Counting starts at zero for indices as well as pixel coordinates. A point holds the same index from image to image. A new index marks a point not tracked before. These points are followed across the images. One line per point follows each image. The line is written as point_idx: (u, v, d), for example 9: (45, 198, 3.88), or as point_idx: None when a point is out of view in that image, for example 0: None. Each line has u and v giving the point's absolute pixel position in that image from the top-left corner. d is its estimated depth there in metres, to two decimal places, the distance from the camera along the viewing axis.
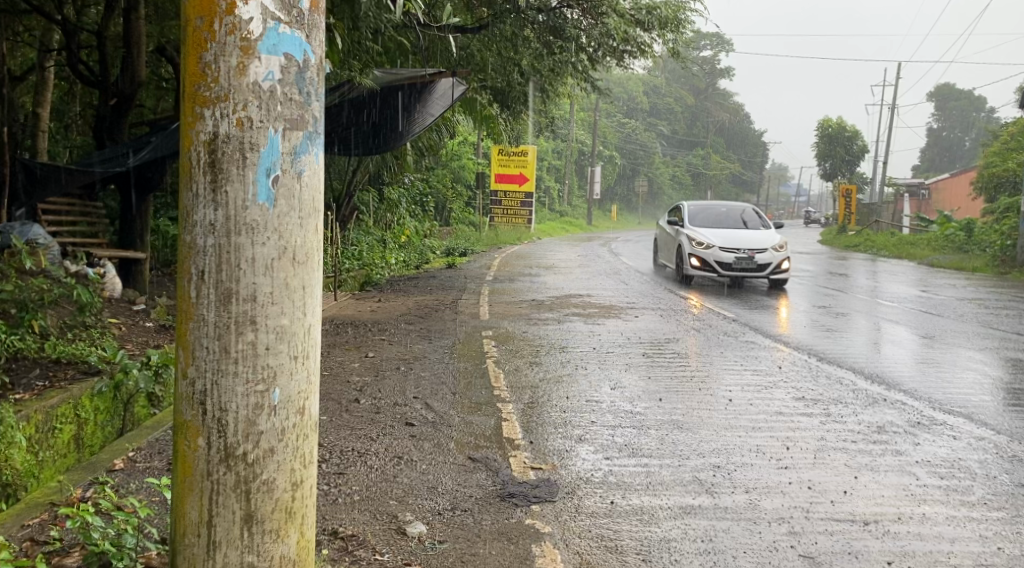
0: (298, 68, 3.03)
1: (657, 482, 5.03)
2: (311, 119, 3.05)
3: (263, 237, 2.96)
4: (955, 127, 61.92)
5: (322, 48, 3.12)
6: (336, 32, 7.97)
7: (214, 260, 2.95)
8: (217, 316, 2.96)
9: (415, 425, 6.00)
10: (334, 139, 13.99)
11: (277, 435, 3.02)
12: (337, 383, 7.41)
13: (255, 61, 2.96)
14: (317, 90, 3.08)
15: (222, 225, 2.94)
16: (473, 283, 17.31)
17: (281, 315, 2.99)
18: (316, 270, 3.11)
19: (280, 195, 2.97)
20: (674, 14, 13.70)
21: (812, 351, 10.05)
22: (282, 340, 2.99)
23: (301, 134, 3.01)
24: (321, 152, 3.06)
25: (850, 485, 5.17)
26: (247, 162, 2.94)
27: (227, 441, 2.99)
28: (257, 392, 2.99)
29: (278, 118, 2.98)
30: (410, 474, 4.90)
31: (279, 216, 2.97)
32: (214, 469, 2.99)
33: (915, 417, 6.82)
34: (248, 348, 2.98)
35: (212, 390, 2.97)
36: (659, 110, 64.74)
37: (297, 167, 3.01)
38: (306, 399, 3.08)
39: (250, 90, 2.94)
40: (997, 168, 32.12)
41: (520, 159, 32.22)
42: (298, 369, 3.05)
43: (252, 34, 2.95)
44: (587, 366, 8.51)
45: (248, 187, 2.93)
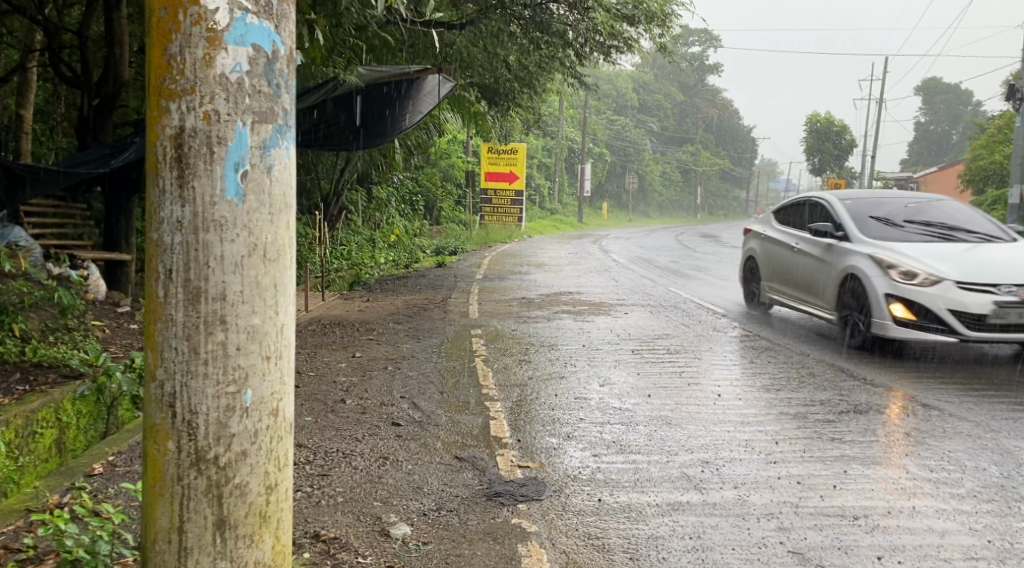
0: (267, 59, 2.99)
1: (645, 479, 4.97)
2: (281, 112, 3.01)
3: (232, 234, 2.93)
4: (943, 121, 62.14)
5: (292, 40, 3.08)
6: (317, 28, 7.91)
7: (182, 258, 2.91)
8: (186, 316, 2.92)
9: (401, 425, 5.95)
10: (318, 137, 13.92)
11: (249, 438, 2.99)
12: (323, 384, 7.33)
13: (222, 52, 2.92)
14: (287, 83, 3.04)
15: (190, 222, 2.91)
16: (462, 281, 17.24)
17: (251, 314, 2.95)
18: (287, 268, 3.07)
19: (248, 190, 2.94)
20: (661, 8, 13.52)
21: (801, 345, 10.01)
22: (253, 340, 2.96)
23: (270, 127, 2.98)
24: (291, 146, 3.02)
25: (840, 479, 5.11)
26: (214, 157, 2.90)
27: (198, 444, 2.95)
28: (228, 393, 2.95)
29: (246, 111, 2.94)
30: (395, 474, 4.85)
31: (248, 212, 2.94)
32: (185, 474, 2.95)
33: (905, 410, 6.78)
34: (219, 348, 2.94)
35: (182, 392, 2.93)
36: (649, 106, 64.74)
37: (267, 161, 2.98)
38: (280, 401, 3.05)
39: (217, 82, 2.91)
40: (984, 161, 32.21)
41: (510, 157, 32.15)
42: (270, 369, 3.01)
43: (218, 24, 2.91)
44: (576, 363, 8.45)
45: (215, 183, 2.90)
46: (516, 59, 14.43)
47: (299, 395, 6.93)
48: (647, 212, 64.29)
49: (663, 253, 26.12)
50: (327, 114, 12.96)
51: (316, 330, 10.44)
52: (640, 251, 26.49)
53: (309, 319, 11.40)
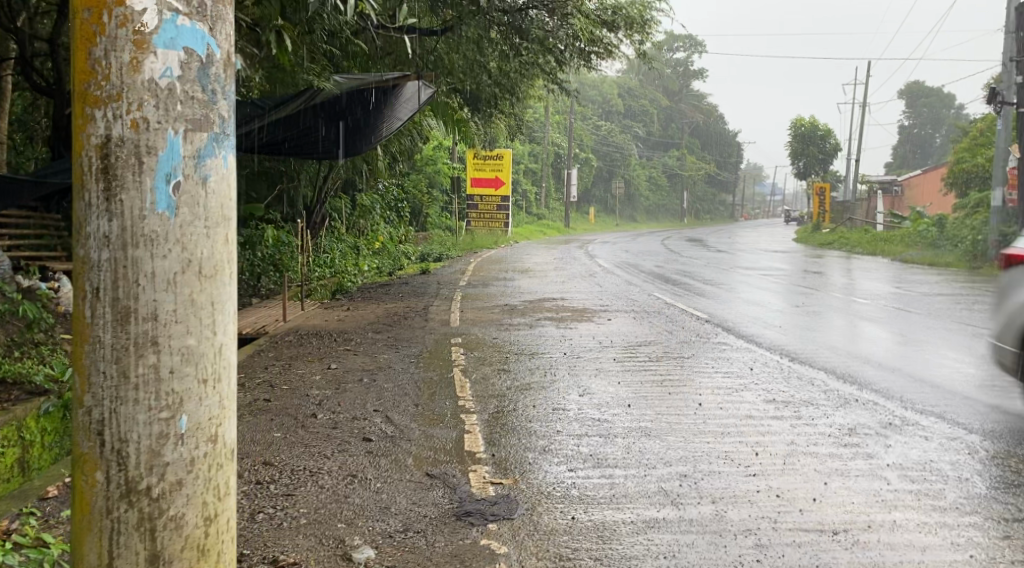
0: (201, 63, 2.91)
1: (621, 495, 4.83)
2: (217, 119, 2.93)
3: (164, 249, 2.83)
4: (925, 124, 62.39)
5: (229, 42, 3.00)
6: (287, 33, 7.77)
7: (109, 275, 2.80)
8: (115, 337, 2.81)
9: (373, 440, 5.81)
10: (298, 144, 13.80)
11: (185, 466, 2.88)
12: (296, 398, 7.18)
13: (150, 57, 2.83)
14: (224, 88, 2.97)
15: (118, 236, 2.80)
16: (445, 288, 17.09)
17: (186, 335, 2.85)
18: (225, 285, 2.97)
19: (181, 203, 2.84)
20: (640, 13, 13.49)
21: (784, 351, 9.91)
22: (188, 363, 2.86)
23: (205, 136, 2.89)
24: (229, 155, 2.94)
25: (820, 492, 4.97)
26: (144, 167, 2.80)
27: (128, 475, 2.84)
28: (161, 419, 2.84)
29: (178, 119, 2.85)
30: (363, 494, 4.71)
31: (181, 225, 2.84)
32: (115, 507, 2.83)
33: (887, 419, 6.67)
34: (150, 371, 2.83)
35: (110, 418, 2.82)
36: (634, 111, 64.79)
37: (201, 171, 2.89)
38: (219, 425, 2.95)
39: (146, 88, 2.81)
40: (966, 164, 32.28)
41: (495, 163, 32.06)
42: (207, 393, 2.91)
43: (146, 27, 2.82)
44: (556, 372, 8.31)
45: (145, 195, 2.80)
46: (496, 65, 14.33)
47: (270, 409, 6.77)
48: (634, 217, 64.34)
49: (648, 258, 26.06)
50: (305, 122, 12.79)
51: (293, 341, 10.28)
52: (625, 257, 26.41)
53: (287, 330, 11.24)
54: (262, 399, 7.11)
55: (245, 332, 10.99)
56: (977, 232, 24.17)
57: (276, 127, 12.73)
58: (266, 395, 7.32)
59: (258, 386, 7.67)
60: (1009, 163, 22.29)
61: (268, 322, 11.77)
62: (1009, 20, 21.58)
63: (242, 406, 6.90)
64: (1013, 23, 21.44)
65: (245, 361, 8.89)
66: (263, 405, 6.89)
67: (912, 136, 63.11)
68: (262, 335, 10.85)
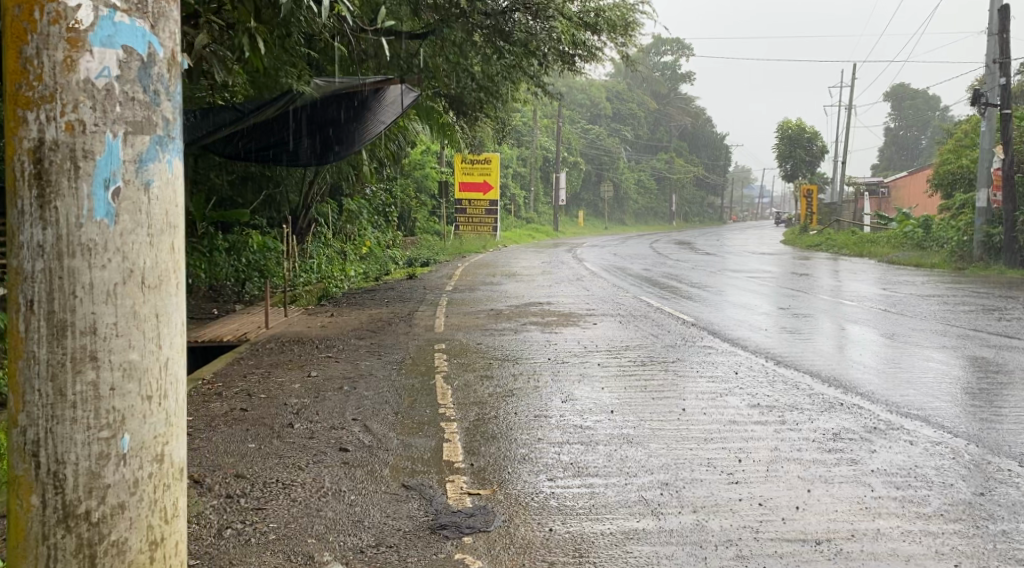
0: (142, 62, 2.91)
1: (600, 505, 4.71)
2: (160, 121, 2.94)
3: (102, 259, 2.82)
4: (911, 125, 62.53)
5: (174, 40, 3.00)
6: (259, 36, 7.65)
7: (44, 288, 2.80)
8: (52, 353, 2.81)
9: (349, 450, 5.69)
10: (281, 148, 13.72)
11: (126, 488, 2.89)
12: (274, 407, 7.04)
13: (86, 55, 2.82)
14: (166, 88, 2.96)
15: (53, 246, 2.80)
16: (431, 293, 16.96)
17: (127, 350, 2.85)
18: (170, 298, 2.98)
19: (121, 210, 2.84)
20: (621, 17, 13.48)
21: (770, 354, 9.81)
22: (130, 380, 2.86)
23: (147, 139, 2.90)
24: (172, 158, 2.94)
25: (803, 500, 4.86)
26: (80, 173, 2.80)
27: (66, 499, 2.84)
28: (101, 439, 2.85)
29: (117, 121, 2.85)
30: (335, 507, 4.60)
31: (121, 233, 2.84)
32: (51, 532, 2.84)
33: (872, 422, 6.57)
34: (88, 389, 2.83)
35: (47, 438, 2.83)
36: (623, 114, 64.80)
37: (144, 177, 2.90)
38: (164, 445, 2.97)
39: (81, 89, 2.81)
40: (952, 166, 32.31)
41: (483, 167, 31.96)
42: (151, 412, 2.93)
43: (81, 24, 2.81)
44: (541, 378, 8.18)
45: (82, 203, 2.80)
46: (480, 68, 14.23)
47: (247, 418, 6.64)
48: (623, 220, 64.31)
49: (636, 261, 25.97)
50: (286, 126, 12.69)
51: (274, 348, 10.16)
52: (613, 260, 26.31)
53: (269, 337, 11.11)
54: (238, 408, 6.98)
55: (227, 339, 10.86)
56: (962, 233, 24.15)
57: (256, 132, 12.62)
58: (243, 404, 7.18)
59: (235, 395, 7.54)
60: (994, 164, 22.29)
61: (251, 329, 11.65)
62: (992, 21, 21.61)
63: (218, 415, 6.76)
64: (997, 24, 21.46)
65: (225, 369, 8.75)
66: (239, 414, 6.75)
67: (898, 138, 63.24)
68: (244, 343, 10.72)
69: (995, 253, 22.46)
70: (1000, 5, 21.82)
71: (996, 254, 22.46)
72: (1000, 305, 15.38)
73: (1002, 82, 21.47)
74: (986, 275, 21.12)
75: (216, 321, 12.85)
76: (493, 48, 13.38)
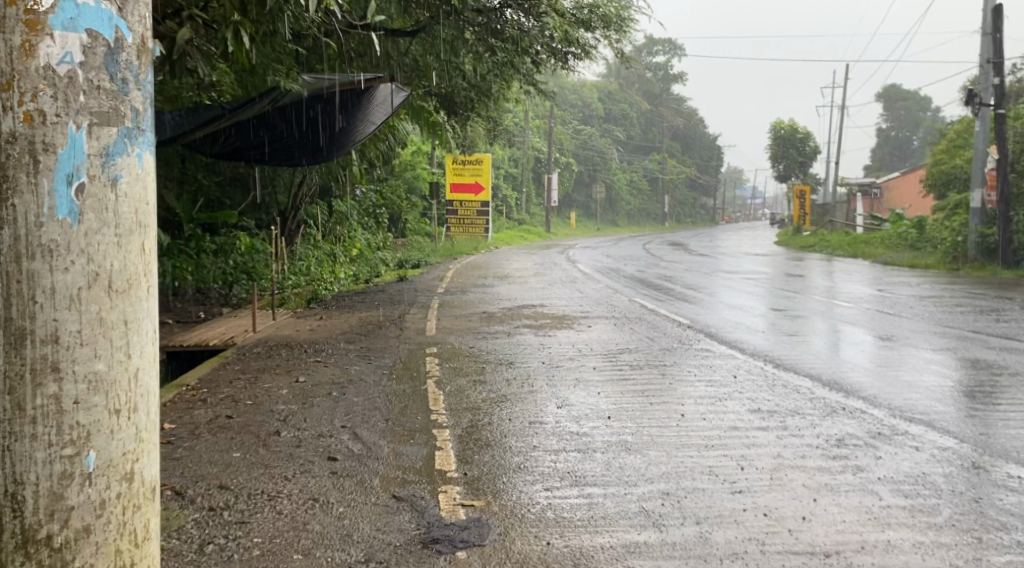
0: (109, 48, 2.85)
1: (600, 517, 4.54)
2: (127, 113, 2.88)
3: (66, 261, 2.75)
4: (901, 127, 62.57)
5: (141, 27, 2.94)
6: (245, 31, 7.47)
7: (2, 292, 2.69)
8: (7, 363, 2.69)
9: (338, 459, 5.52)
10: (269, 148, 13.55)
11: (91, 510, 2.80)
12: (261, 414, 6.86)
13: (46, 40, 2.73)
14: (132, 75, 2.91)
15: (12, 248, 2.70)
16: (422, 295, 16.76)
17: (94, 359, 2.79)
18: (137, 303, 2.93)
19: (86, 207, 2.78)
20: (616, 12, 13.25)
21: (767, 357, 9.65)
22: (97, 392, 2.79)
23: (115, 132, 2.84)
24: (140, 152, 2.89)
25: (809, 510, 4.69)
26: (41, 167, 2.72)
27: (26, 523, 2.73)
28: (65, 457, 2.75)
29: (81, 112, 2.78)
30: (323, 520, 4.43)
31: (85, 232, 2.78)
32: (10, 560, 2.72)
33: (875, 428, 6.40)
34: (50, 402, 2.73)
35: (4, 457, 2.70)
36: (614, 116, 64.69)
37: (110, 172, 2.84)
38: (134, 462, 2.91)
39: (40, 76, 2.72)
40: (944, 166, 32.26)
41: (474, 168, 31.67)
42: (118, 427, 2.86)
43: (40, 6, 2.72)
44: (535, 383, 7.99)
45: (43, 200, 2.72)
46: (471, 67, 14.03)
47: (233, 427, 6.45)
48: (614, 221, 64.17)
49: (629, 262, 25.79)
50: (275, 125, 12.51)
51: (262, 352, 9.96)
52: (606, 261, 26.15)
53: (257, 341, 10.92)
54: (224, 417, 6.79)
55: (214, 343, 10.66)
56: (955, 233, 24.03)
57: (244, 131, 12.45)
58: (229, 411, 6.99)
59: (221, 402, 7.35)
60: (988, 164, 22.18)
61: (238, 333, 11.45)
62: (984, 21, 21.51)
63: (203, 424, 6.57)
64: (989, 24, 21.34)
65: (211, 374, 8.55)
66: (224, 423, 6.56)
67: (888, 139, 63.27)
68: (232, 348, 10.51)
69: (989, 253, 22.34)
70: (992, 4, 21.72)
71: (989, 254, 22.36)
72: (996, 305, 15.25)
73: (995, 82, 21.36)
74: (980, 275, 20.99)
75: (202, 326, 12.63)
76: (485, 46, 13.19)
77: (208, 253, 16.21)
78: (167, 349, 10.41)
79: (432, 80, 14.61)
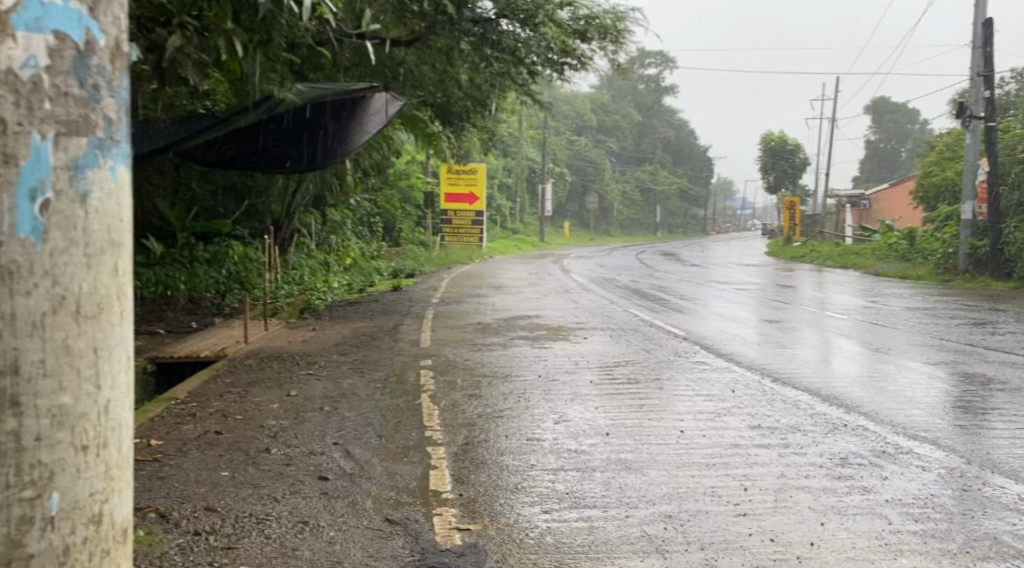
0: (77, 51, 2.82)
1: (601, 541, 4.39)
2: (98, 123, 2.86)
3: (29, 284, 2.71)
4: (892, 138, 62.65)
5: (114, 30, 2.92)
6: (235, 38, 7.35)
7: None
8: None
9: (329, 479, 5.37)
10: (263, 156, 13.35)
11: (53, 554, 2.77)
12: (251, 430, 6.69)
13: (11, 40, 2.70)
14: (103, 79, 2.88)
15: None
16: (415, 306, 16.60)
17: (57, 392, 2.74)
18: (109, 328, 2.89)
19: (50, 225, 2.74)
20: (613, 24, 13.09)
21: (766, 370, 9.49)
22: (61, 427, 2.75)
23: (83, 142, 2.82)
24: (109, 164, 2.87)
25: (817, 535, 4.54)
26: (2, 181, 2.69)
27: None
28: (25, 499, 2.71)
29: (47, 120, 2.75)
30: (314, 545, 4.29)
31: (49, 252, 2.74)
32: None
33: (880, 446, 6.23)
34: (11, 440, 2.69)
35: None
36: (608, 126, 64.68)
37: (78, 188, 2.81)
38: (102, 503, 2.87)
39: (4, 78, 2.69)
40: (937, 178, 32.25)
41: (470, 177, 31.68)
42: (83, 464, 2.81)
43: (3, 4, 2.69)
44: (531, 397, 7.82)
45: (4, 217, 2.68)
46: (467, 76, 13.90)
47: (222, 443, 6.29)
48: (608, 231, 64.05)
49: (623, 272, 25.66)
50: (268, 132, 12.36)
51: (253, 364, 9.79)
52: (600, 271, 26.01)
53: (248, 353, 10.75)
54: (213, 432, 6.62)
55: (205, 355, 10.49)
56: (948, 244, 23.96)
57: (237, 139, 12.29)
58: (218, 426, 6.82)
59: (210, 417, 7.18)
60: (979, 177, 22.15)
61: (229, 344, 11.27)
62: (976, 34, 21.49)
63: (190, 439, 6.41)
64: (981, 37, 21.32)
65: (201, 387, 8.38)
66: (213, 439, 6.39)
67: (880, 150, 63.34)
68: (222, 360, 10.34)
69: (981, 266, 22.28)
70: (984, 17, 21.71)
71: (982, 267, 22.29)
72: (992, 318, 15.14)
73: (987, 95, 21.33)
74: (973, 287, 20.91)
75: (192, 336, 12.42)
76: (481, 56, 13.05)
77: (200, 263, 16.04)
78: (157, 360, 10.24)
79: (426, 89, 14.48)
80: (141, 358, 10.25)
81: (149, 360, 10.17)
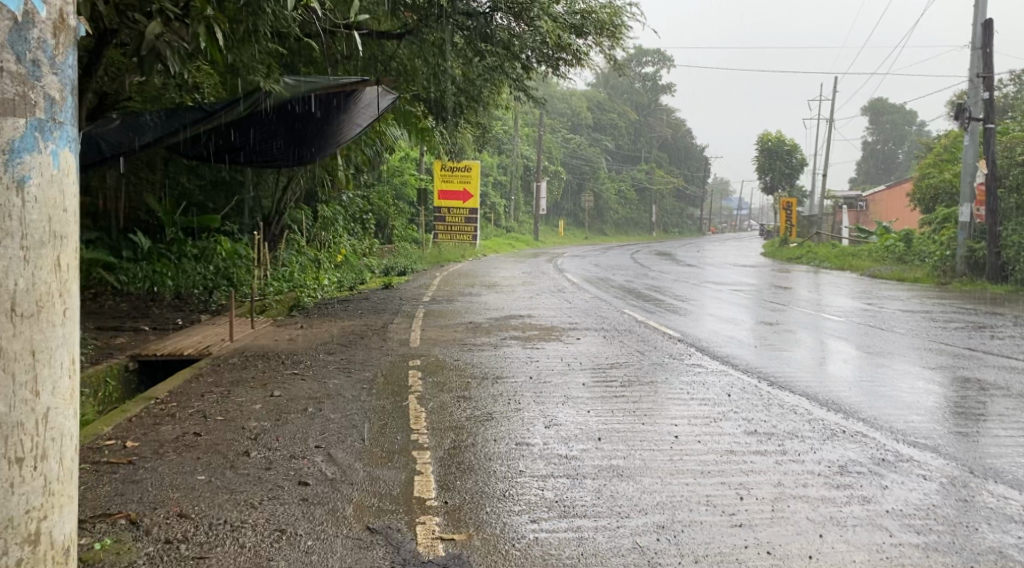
0: (24, 44, 3.68)
1: (591, 554, 4.23)
2: (37, 113, 3.71)
3: None
4: (887, 140, 62.51)
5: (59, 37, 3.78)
6: (218, 25, 7.18)
7: None
8: None
9: (309, 484, 5.19)
10: (251, 150, 13.16)
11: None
12: (231, 432, 6.50)
13: None
14: (46, 76, 3.74)
15: None
16: (406, 304, 16.36)
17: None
18: (48, 356, 3.74)
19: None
20: (609, 19, 12.93)
21: (761, 374, 9.32)
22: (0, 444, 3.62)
23: (22, 126, 3.66)
24: (39, 146, 3.69)
25: (816, 548, 4.38)
26: None
27: None
28: None
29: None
30: (290, 556, 4.15)
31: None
32: None
33: (879, 453, 6.05)
34: None
35: None
36: (604, 125, 64.45)
37: (15, 171, 3.65)
38: (38, 521, 3.73)
39: None
40: (933, 180, 32.08)
41: (463, 174, 31.21)
42: (17, 485, 3.67)
43: None
44: (521, 400, 7.63)
45: None
46: (460, 72, 13.71)
47: (200, 445, 6.10)
48: (603, 230, 63.84)
49: (617, 272, 25.46)
50: (258, 127, 12.17)
51: (237, 363, 9.57)
52: (594, 270, 25.81)
53: (233, 351, 10.54)
54: (192, 434, 6.43)
55: (189, 353, 10.28)
56: (944, 247, 23.80)
57: (226, 133, 12.09)
58: (198, 428, 6.62)
59: (189, 418, 6.97)
60: (977, 179, 22.00)
61: (214, 342, 11.06)
62: (975, 35, 21.34)
63: (168, 441, 6.22)
64: (980, 38, 21.16)
65: (183, 387, 8.17)
66: (191, 441, 6.21)
67: (875, 152, 63.20)
68: (207, 358, 10.13)
69: (978, 268, 22.11)
70: (983, 19, 21.57)
71: (979, 270, 22.13)
72: (990, 321, 14.98)
73: (985, 97, 21.20)
74: (970, 290, 20.74)
75: (177, 333, 12.21)
76: (475, 51, 12.85)
77: (189, 258, 15.83)
78: (140, 358, 10.04)
79: (419, 84, 14.26)
80: (123, 355, 10.03)
81: (131, 358, 9.95)
